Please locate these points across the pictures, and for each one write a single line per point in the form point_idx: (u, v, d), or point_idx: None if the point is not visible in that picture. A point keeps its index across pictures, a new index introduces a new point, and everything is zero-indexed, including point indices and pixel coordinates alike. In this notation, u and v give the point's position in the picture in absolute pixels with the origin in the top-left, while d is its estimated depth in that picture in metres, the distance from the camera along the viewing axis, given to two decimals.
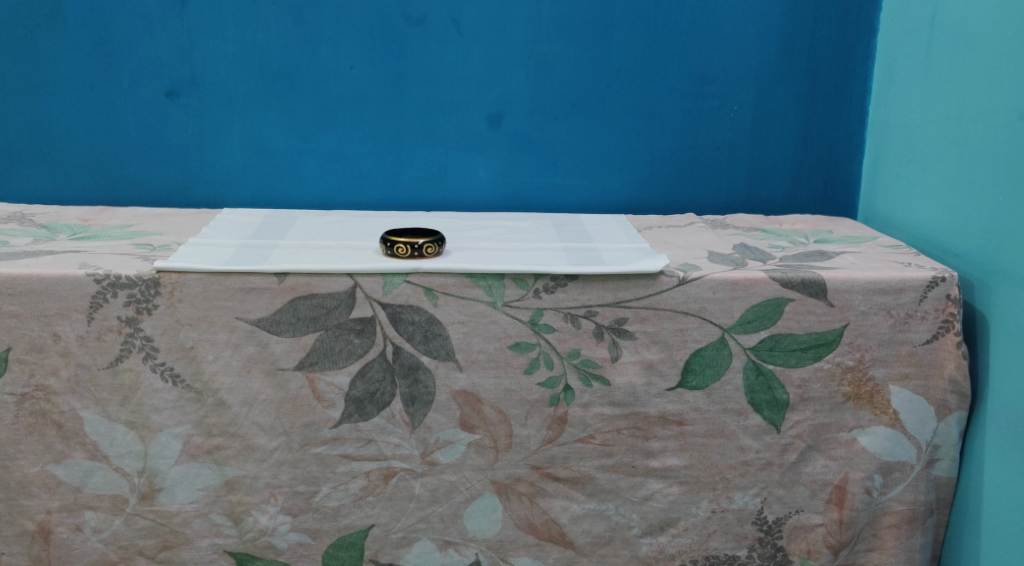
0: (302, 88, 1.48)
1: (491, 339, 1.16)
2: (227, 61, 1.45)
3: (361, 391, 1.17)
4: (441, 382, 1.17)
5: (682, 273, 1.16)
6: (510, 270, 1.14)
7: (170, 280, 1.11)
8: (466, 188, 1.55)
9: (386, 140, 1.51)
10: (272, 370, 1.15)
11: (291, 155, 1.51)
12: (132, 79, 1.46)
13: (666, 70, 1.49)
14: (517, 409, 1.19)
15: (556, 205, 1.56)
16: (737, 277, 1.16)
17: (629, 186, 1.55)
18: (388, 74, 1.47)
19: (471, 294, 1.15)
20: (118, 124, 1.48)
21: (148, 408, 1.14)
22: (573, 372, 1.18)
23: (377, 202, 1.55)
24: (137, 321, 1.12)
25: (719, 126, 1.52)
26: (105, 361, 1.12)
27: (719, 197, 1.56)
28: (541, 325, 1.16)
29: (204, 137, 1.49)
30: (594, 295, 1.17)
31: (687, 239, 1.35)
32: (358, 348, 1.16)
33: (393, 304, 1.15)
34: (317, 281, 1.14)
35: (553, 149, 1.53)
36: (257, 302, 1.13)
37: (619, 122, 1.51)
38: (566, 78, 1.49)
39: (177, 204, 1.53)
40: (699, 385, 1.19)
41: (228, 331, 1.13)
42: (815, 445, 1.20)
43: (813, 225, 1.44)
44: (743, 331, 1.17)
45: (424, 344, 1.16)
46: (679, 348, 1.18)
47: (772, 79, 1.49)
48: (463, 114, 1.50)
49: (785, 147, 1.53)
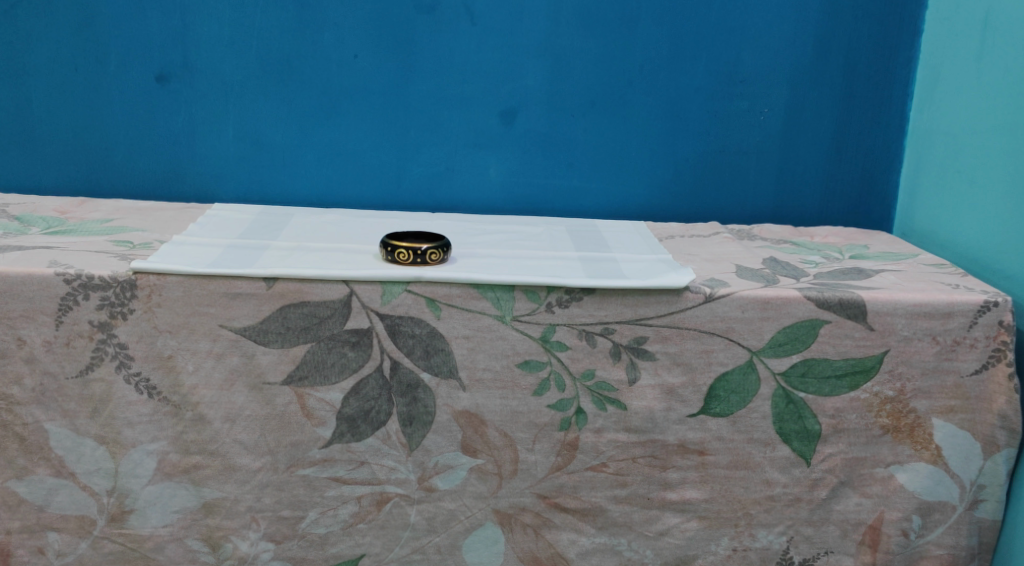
0: (302, 77, 1.37)
1: (498, 356, 1.07)
2: (222, 45, 1.35)
3: (354, 408, 1.07)
4: (443, 401, 1.07)
5: (709, 289, 1.07)
6: (521, 281, 1.05)
7: (147, 282, 1.01)
8: (476, 189, 1.45)
9: (392, 135, 1.41)
10: (257, 384, 1.05)
11: (289, 149, 1.41)
12: (119, 62, 1.36)
13: (693, 67, 1.39)
14: (524, 432, 1.09)
15: (570, 209, 1.46)
16: (768, 295, 1.06)
17: (649, 191, 1.46)
18: (395, 64, 1.37)
19: (477, 306, 1.05)
20: (104, 110, 1.38)
21: (120, 422, 1.04)
22: (586, 395, 1.08)
23: (380, 200, 1.45)
24: (110, 326, 1.02)
25: (747, 130, 1.42)
26: (74, 370, 1.02)
27: (745, 205, 1.46)
28: (553, 342, 1.07)
29: (196, 126, 1.39)
30: (612, 311, 1.07)
31: (711, 252, 1.25)
32: (352, 362, 1.06)
33: (392, 315, 1.05)
34: (309, 288, 1.04)
35: (569, 149, 1.43)
36: (243, 308, 1.03)
37: (641, 122, 1.42)
38: (586, 75, 1.39)
39: (164, 197, 1.43)
40: (722, 412, 1.09)
41: (210, 339, 1.03)
42: (849, 481, 1.10)
43: (847, 239, 1.34)
44: (772, 354, 1.08)
45: (424, 359, 1.06)
46: (703, 371, 1.08)
47: (806, 80, 1.40)
48: (475, 109, 1.40)
49: (818, 154, 1.43)
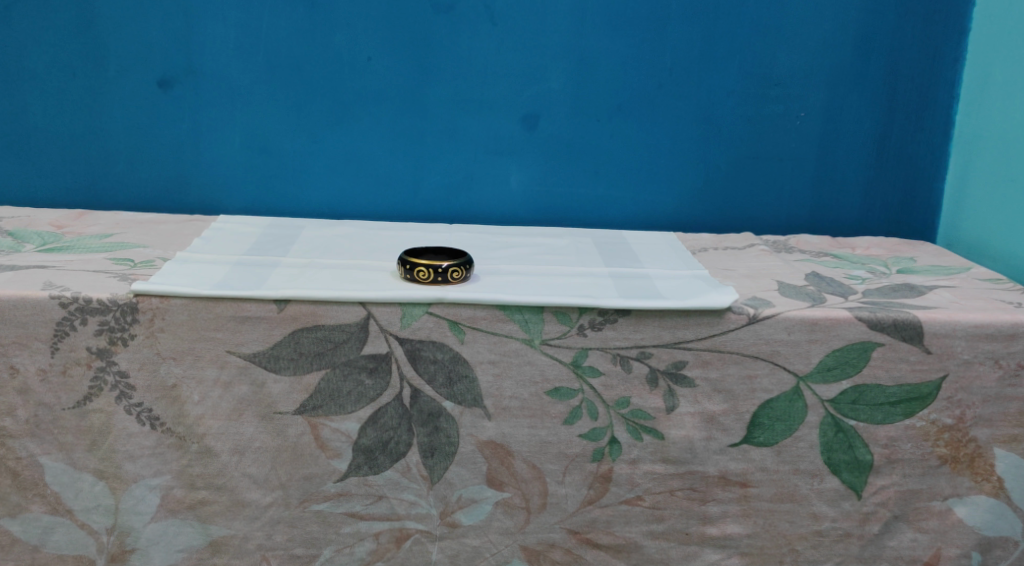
0: (313, 82, 1.30)
1: (525, 383, 1.00)
2: (228, 47, 1.28)
3: (372, 439, 0.99)
4: (467, 431, 1.00)
5: (752, 309, 0.99)
6: (551, 303, 0.97)
7: (149, 305, 0.94)
8: (496, 198, 1.37)
9: (407, 142, 1.34)
10: (268, 414, 0.98)
11: (299, 157, 1.34)
12: (119, 66, 1.28)
13: (725, 69, 1.32)
14: (554, 464, 1.02)
15: (595, 219, 1.39)
16: (817, 316, 0.98)
17: (679, 200, 1.38)
18: (411, 67, 1.30)
19: (504, 329, 0.98)
20: (103, 117, 1.31)
21: (121, 455, 0.97)
22: (620, 424, 1.01)
23: (395, 211, 1.37)
24: (110, 353, 0.94)
25: (782, 134, 1.35)
26: (71, 401, 0.95)
27: (780, 214, 1.39)
28: (585, 367, 0.99)
29: (201, 134, 1.32)
30: (649, 334, 0.99)
31: (750, 267, 1.18)
32: (370, 390, 0.98)
33: (412, 340, 0.98)
34: (323, 310, 0.96)
35: (595, 156, 1.36)
36: (253, 333, 0.96)
37: (670, 128, 1.34)
38: (612, 78, 1.32)
39: (167, 208, 1.36)
40: (766, 442, 1.01)
41: (217, 367, 0.96)
42: (902, 515, 1.02)
43: (891, 252, 1.26)
44: (821, 380, 1.00)
45: (447, 386, 0.99)
46: (746, 398, 1.00)
47: (845, 82, 1.33)
48: (495, 115, 1.33)
49: (856, 160, 1.36)
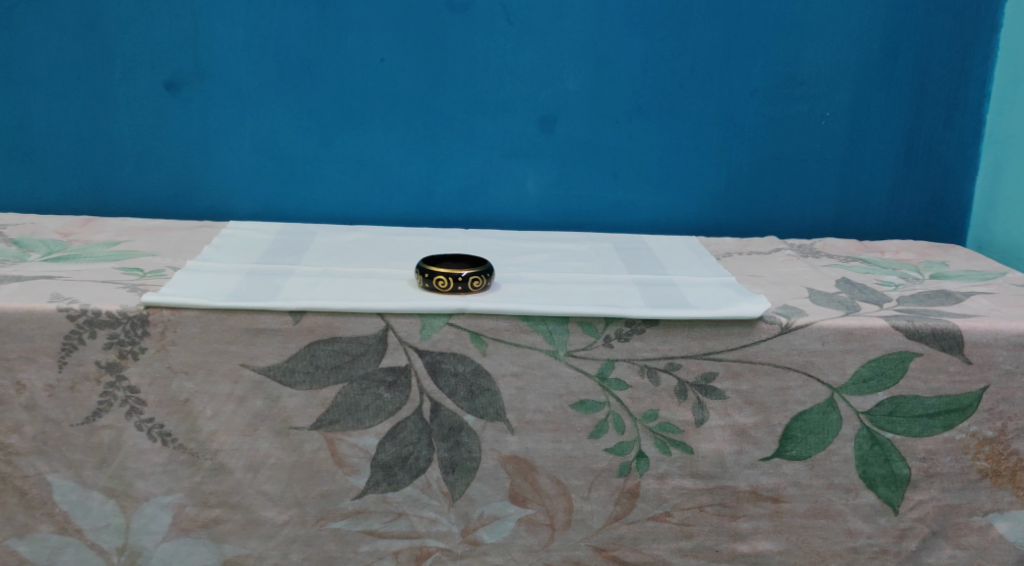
0: (324, 83, 1.26)
1: (550, 396, 0.96)
2: (237, 49, 1.24)
3: (391, 455, 0.96)
4: (489, 446, 0.97)
5: (785, 318, 0.95)
6: (577, 313, 0.94)
7: (160, 317, 0.91)
8: (512, 202, 1.34)
9: (422, 145, 1.30)
10: (283, 430, 0.94)
11: (311, 160, 1.30)
12: (125, 68, 1.25)
13: (749, 68, 1.28)
14: (579, 479, 0.98)
15: (615, 223, 1.35)
16: (852, 326, 0.95)
17: (700, 202, 1.35)
18: (425, 68, 1.26)
19: (527, 340, 0.94)
20: (109, 121, 1.27)
21: (132, 473, 0.93)
22: (648, 438, 0.97)
23: (409, 216, 1.34)
24: (120, 367, 0.91)
25: (807, 135, 1.31)
26: (80, 417, 0.92)
27: (804, 217, 1.36)
28: (611, 379, 0.96)
29: (210, 138, 1.28)
30: (677, 344, 0.96)
31: (777, 273, 1.14)
32: (388, 404, 0.95)
33: (432, 352, 0.94)
34: (340, 322, 0.93)
35: (614, 158, 1.32)
36: (268, 346, 0.92)
37: (692, 129, 1.31)
38: (631, 77, 1.28)
39: (176, 214, 1.32)
40: (799, 456, 0.97)
41: (231, 381, 0.93)
42: (941, 531, 0.99)
43: (921, 256, 1.23)
44: (856, 391, 0.96)
45: (468, 400, 0.95)
46: (778, 410, 0.97)
47: (872, 81, 1.29)
48: (512, 116, 1.29)
49: (883, 161, 1.33)
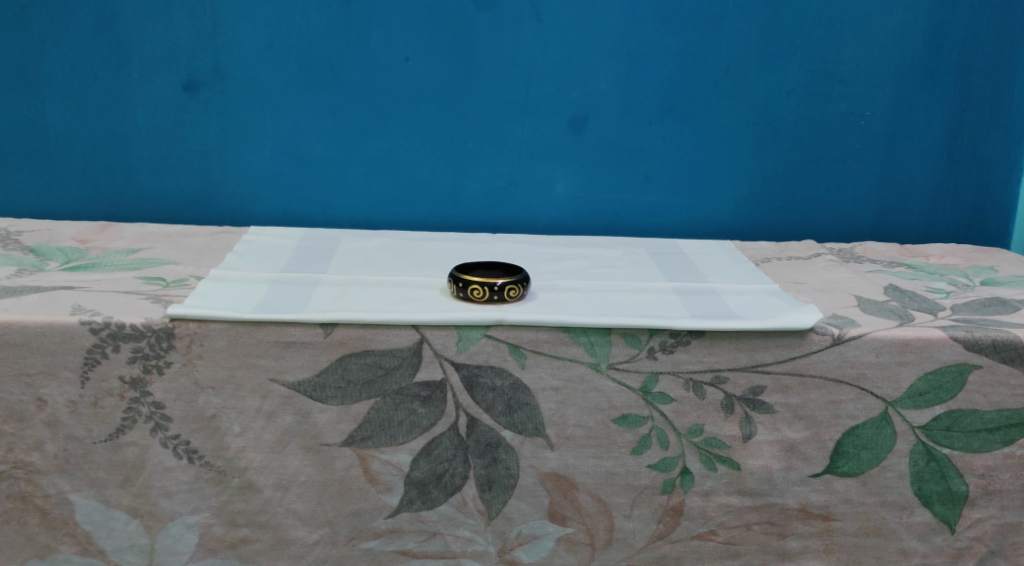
0: (348, 84, 1.22)
1: (591, 411, 0.92)
2: (258, 48, 1.20)
3: (425, 472, 0.92)
4: (527, 463, 0.93)
5: (837, 329, 0.91)
6: (620, 324, 0.90)
7: (186, 330, 0.87)
8: (541, 206, 1.30)
9: (448, 146, 1.26)
10: (314, 446, 0.91)
11: (333, 163, 1.26)
12: (142, 69, 1.21)
13: (787, 66, 1.24)
14: (621, 497, 0.94)
15: (647, 227, 1.31)
16: (908, 337, 0.91)
17: (735, 206, 1.30)
18: (452, 67, 1.22)
19: (567, 353, 0.90)
20: (126, 123, 1.23)
21: (157, 492, 0.90)
22: (692, 454, 0.93)
23: (435, 220, 1.30)
24: (144, 382, 0.87)
25: (846, 135, 1.27)
26: (103, 434, 0.88)
27: (842, 219, 1.31)
28: (655, 393, 0.92)
29: (229, 140, 1.24)
30: (724, 357, 0.91)
31: (820, 280, 1.10)
32: (423, 420, 0.91)
33: (469, 365, 0.91)
34: (373, 334, 0.89)
35: (647, 160, 1.28)
36: (298, 359, 0.89)
37: (727, 129, 1.26)
38: (665, 77, 1.24)
39: (194, 219, 1.28)
40: (851, 472, 0.93)
41: (259, 396, 0.89)
42: (999, 550, 0.95)
43: (967, 260, 1.18)
44: (911, 405, 0.92)
45: (506, 415, 0.92)
46: (830, 425, 0.93)
47: (914, 79, 1.25)
48: (541, 117, 1.25)
49: (925, 162, 1.28)
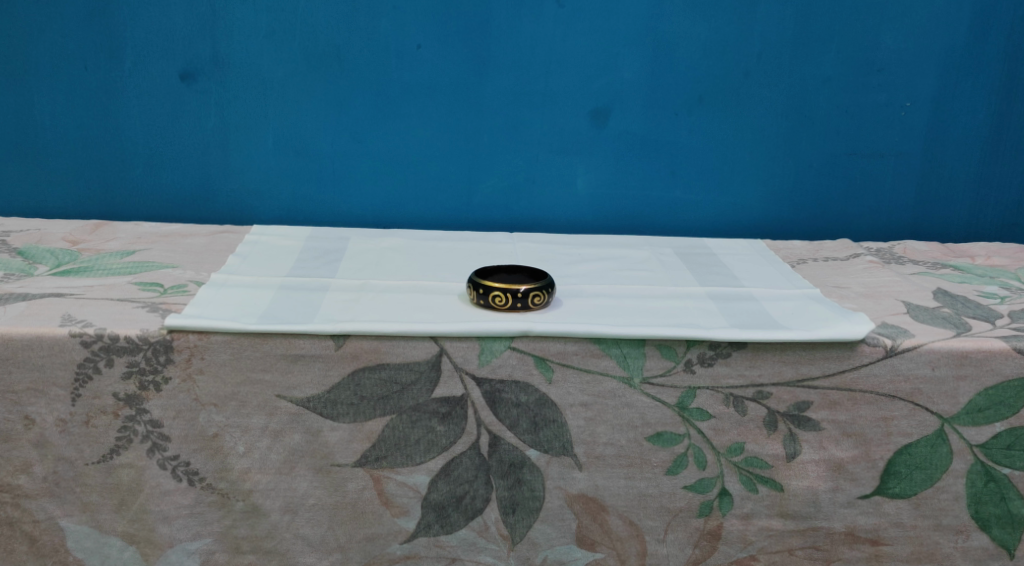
0: (356, 73, 1.15)
1: (623, 429, 0.85)
2: (260, 35, 1.13)
3: (444, 494, 0.86)
4: (554, 484, 0.86)
5: (890, 340, 0.84)
6: (655, 335, 0.83)
7: (186, 342, 0.80)
8: (560, 203, 1.22)
9: (462, 140, 1.19)
10: (324, 467, 0.84)
11: (340, 158, 1.19)
12: (136, 57, 1.13)
13: (823, 53, 1.16)
14: (654, 520, 0.88)
15: (672, 225, 1.24)
16: (967, 348, 0.84)
17: (765, 202, 1.23)
18: (465, 55, 1.15)
19: (598, 366, 0.84)
20: (119, 116, 1.16)
21: (155, 517, 0.83)
22: (732, 474, 0.86)
23: (448, 218, 1.23)
24: (140, 399, 0.81)
25: (885, 127, 1.20)
26: (95, 455, 0.81)
27: (879, 217, 1.24)
28: (692, 409, 0.85)
29: (229, 133, 1.17)
30: (767, 370, 0.85)
31: (863, 282, 1.03)
32: (442, 439, 0.84)
33: (492, 380, 0.84)
34: (388, 347, 0.82)
35: (672, 154, 1.20)
36: (307, 373, 0.82)
37: (759, 121, 1.19)
38: (692, 65, 1.16)
39: (193, 217, 1.21)
40: (902, 494, 0.87)
41: (265, 414, 0.82)
42: None
43: (1016, 261, 1.12)
44: (969, 422, 0.85)
45: (532, 433, 0.85)
46: (880, 443, 0.86)
47: (958, 67, 1.17)
48: (561, 108, 1.18)
49: (967, 155, 1.21)
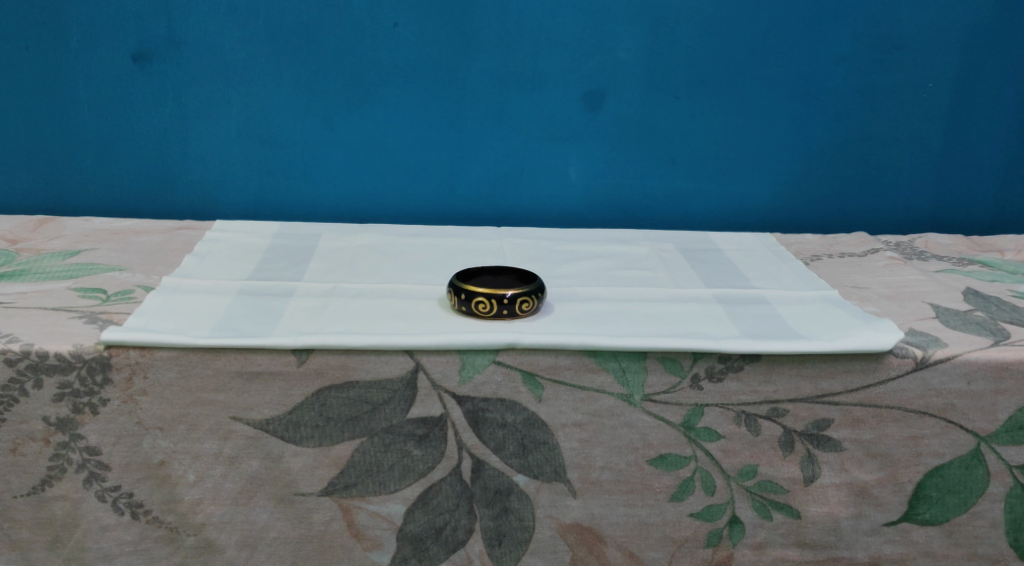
0: (327, 54, 1.05)
1: (622, 451, 0.76)
2: (221, 12, 1.02)
3: (421, 525, 0.76)
4: (545, 513, 0.77)
5: (920, 350, 0.75)
6: (658, 348, 0.73)
7: (126, 359, 0.70)
8: (551, 194, 1.13)
9: (444, 126, 1.09)
10: (286, 497, 0.75)
11: (311, 147, 1.09)
12: (83, 36, 1.03)
13: (838, 29, 1.06)
14: (657, 551, 0.79)
15: (672, 218, 1.15)
16: (1007, 359, 0.75)
17: (773, 193, 1.13)
18: (447, 33, 1.04)
19: (593, 382, 0.74)
20: (67, 101, 1.05)
21: (94, 555, 0.74)
22: (744, 500, 0.77)
23: (430, 212, 1.13)
24: (75, 424, 0.71)
25: (904, 111, 1.10)
26: (24, 487, 0.72)
27: (897, 208, 1.15)
28: (699, 429, 0.76)
29: (188, 120, 1.07)
30: (783, 385, 0.75)
31: (883, 282, 0.93)
32: (418, 464, 0.75)
33: (474, 398, 0.74)
34: (357, 362, 0.73)
35: (673, 141, 1.11)
36: (265, 393, 0.73)
37: (768, 105, 1.09)
38: (695, 44, 1.06)
39: (150, 211, 1.11)
40: (933, 520, 0.78)
41: (219, 438, 0.73)
42: None
43: None
44: (1008, 441, 0.77)
45: (519, 457, 0.76)
46: (909, 465, 0.77)
47: (985, 45, 1.07)
48: (552, 92, 1.08)
49: (992, 141, 1.12)
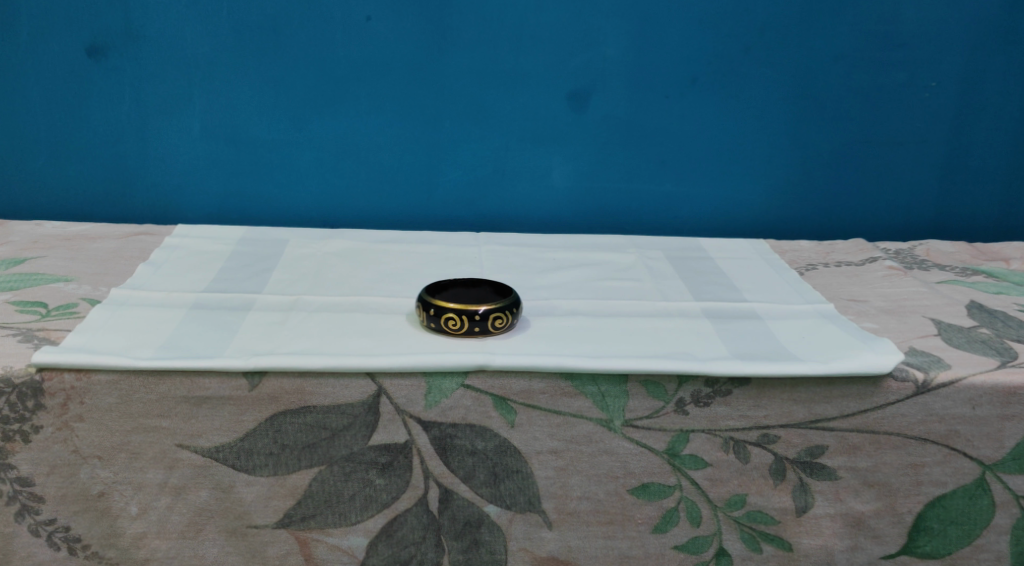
0: (294, 49, 0.99)
1: (601, 480, 0.71)
2: (181, 4, 0.96)
3: (385, 559, 0.71)
4: (518, 546, 0.71)
5: (922, 372, 0.70)
6: (640, 371, 0.68)
7: (61, 383, 0.65)
8: (533, 197, 1.07)
9: (420, 126, 1.03)
10: (238, 529, 0.69)
11: (279, 147, 1.03)
12: (34, 29, 0.97)
13: (836, 26, 1.00)
14: None
15: (660, 222, 1.09)
16: (1015, 383, 0.69)
17: (766, 196, 1.08)
18: (423, 28, 0.99)
19: (570, 407, 0.69)
20: (18, 97, 0.99)
21: None
22: (732, 532, 0.72)
23: (405, 216, 1.07)
24: (5, 453, 0.65)
25: (904, 112, 1.05)
26: None
27: (896, 212, 1.09)
28: (684, 457, 0.71)
29: (148, 119, 1.01)
30: (775, 410, 0.70)
31: (882, 294, 0.88)
32: (381, 494, 0.70)
33: (441, 424, 0.69)
34: (314, 386, 0.67)
35: (662, 142, 1.05)
36: (214, 419, 0.67)
37: (761, 104, 1.03)
38: (686, 40, 1.00)
39: (109, 214, 1.05)
40: (934, 553, 0.73)
41: (164, 468, 0.67)
42: None
43: None
44: (1015, 470, 0.71)
45: (491, 486, 0.70)
46: (909, 494, 0.72)
47: (990, 43, 1.02)
48: (534, 90, 1.02)
49: (996, 143, 1.06)
